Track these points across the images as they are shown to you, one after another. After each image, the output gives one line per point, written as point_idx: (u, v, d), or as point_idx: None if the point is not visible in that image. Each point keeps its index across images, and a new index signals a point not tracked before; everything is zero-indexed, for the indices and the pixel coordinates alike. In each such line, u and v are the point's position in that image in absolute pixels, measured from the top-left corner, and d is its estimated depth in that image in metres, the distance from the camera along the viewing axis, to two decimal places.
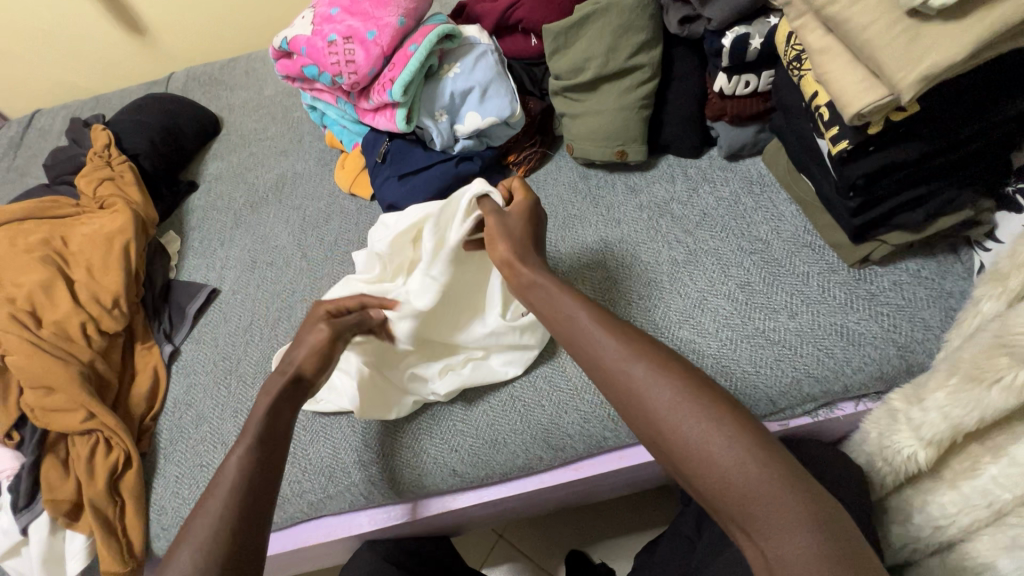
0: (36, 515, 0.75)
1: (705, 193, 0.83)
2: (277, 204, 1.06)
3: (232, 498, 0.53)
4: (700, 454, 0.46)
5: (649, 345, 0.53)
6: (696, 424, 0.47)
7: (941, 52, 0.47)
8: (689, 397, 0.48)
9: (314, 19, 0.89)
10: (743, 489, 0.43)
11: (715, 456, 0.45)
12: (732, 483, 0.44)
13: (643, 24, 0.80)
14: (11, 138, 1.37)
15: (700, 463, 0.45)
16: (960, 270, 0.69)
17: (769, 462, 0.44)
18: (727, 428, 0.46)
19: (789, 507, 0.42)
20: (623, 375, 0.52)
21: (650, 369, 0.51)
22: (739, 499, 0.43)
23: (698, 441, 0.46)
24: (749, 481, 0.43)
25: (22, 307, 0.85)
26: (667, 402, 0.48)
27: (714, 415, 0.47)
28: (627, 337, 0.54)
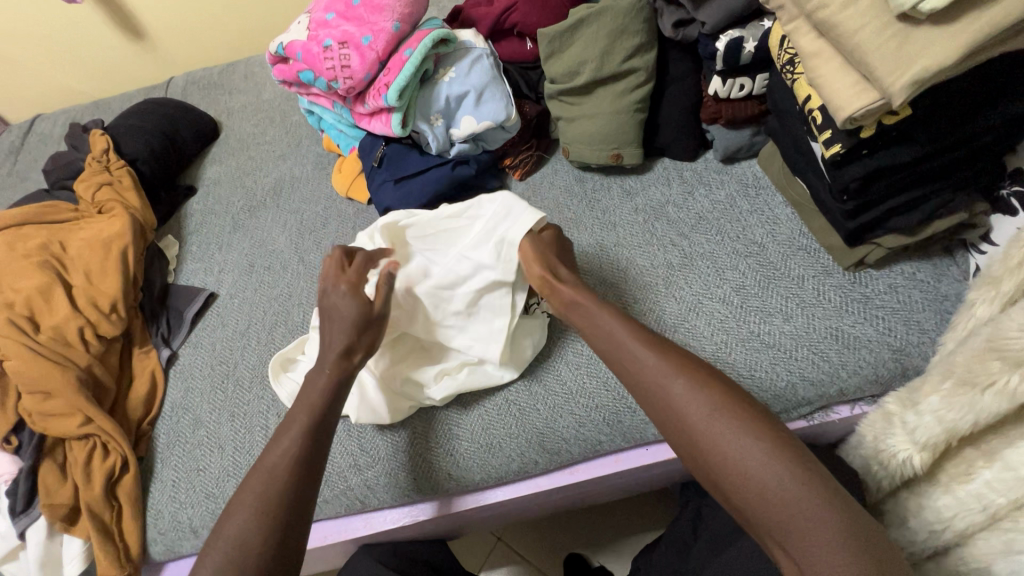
0: (33, 520, 0.75)
1: (700, 196, 0.83)
2: (275, 209, 1.06)
3: (271, 487, 0.57)
4: (739, 467, 0.48)
5: (687, 360, 0.56)
6: (735, 439, 0.49)
7: (931, 56, 0.47)
8: (725, 408, 0.51)
9: (310, 24, 0.90)
10: (779, 502, 0.46)
11: (755, 470, 0.47)
12: (770, 495, 0.46)
13: (637, 28, 0.80)
14: (11, 143, 1.37)
15: (738, 475, 0.48)
16: (955, 273, 0.68)
17: (805, 477, 0.46)
18: (765, 443, 0.48)
19: (824, 523, 0.44)
20: (659, 386, 0.55)
21: (689, 384, 0.53)
22: (777, 511, 0.46)
23: (737, 455, 0.48)
24: (786, 488, 0.46)
25: (20, 311, 0.85)
26: (705, 416, 0.51)
27: (750, 430, 0.49)
28: (665, 353, 0.57)
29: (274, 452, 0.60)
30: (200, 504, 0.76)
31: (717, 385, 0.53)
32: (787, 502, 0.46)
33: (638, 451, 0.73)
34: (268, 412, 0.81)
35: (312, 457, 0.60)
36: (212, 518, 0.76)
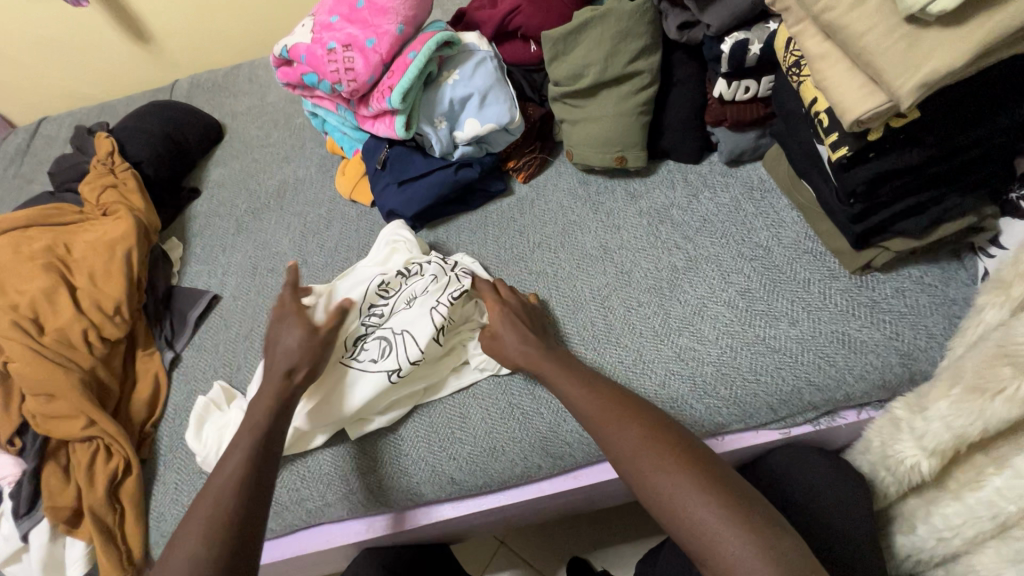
0: (37, 522, 0.75)
1: (705, 198, 0.83)
2: (279, 211, 1.07)
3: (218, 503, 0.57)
4: (667, 500, 0.52)
5: (620, 400, 0.61)
6: (660, 473, 0.53)
7: (939, 59, 0.46)
8: (650, 447, 0.55)
9: (314, 27, 0.90)
10: (700, 532, 0.50)
11: (678, 501, 0.51)
12: (693, 524, 0.50)
13: (642, 30, 0.80)
14: (18, 146, 1.38)
15: (665, 508, 0.52)
16: (963, 277, 0.68)
17: (726, 504, 0.50)
18: (687, 473, 0.53)
19: (742, 546, 0.48)
20: (599, 430, 0.59)
21: (621, 424, 0.58)
22: (699, 541, 0.50)
23: (662, 488, 0.53)
24: (709, 521, 0.50)
25: (25, 313, 0.85)
26: (634, 455, 0.56)
27: (676, 462, 0.54)
28: (601, 397, 0.61)
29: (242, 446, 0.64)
30: None
31: (647, 423, 0.58)
32: (705, 530, 0.49)
33: None
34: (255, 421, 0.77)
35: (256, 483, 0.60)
36: None
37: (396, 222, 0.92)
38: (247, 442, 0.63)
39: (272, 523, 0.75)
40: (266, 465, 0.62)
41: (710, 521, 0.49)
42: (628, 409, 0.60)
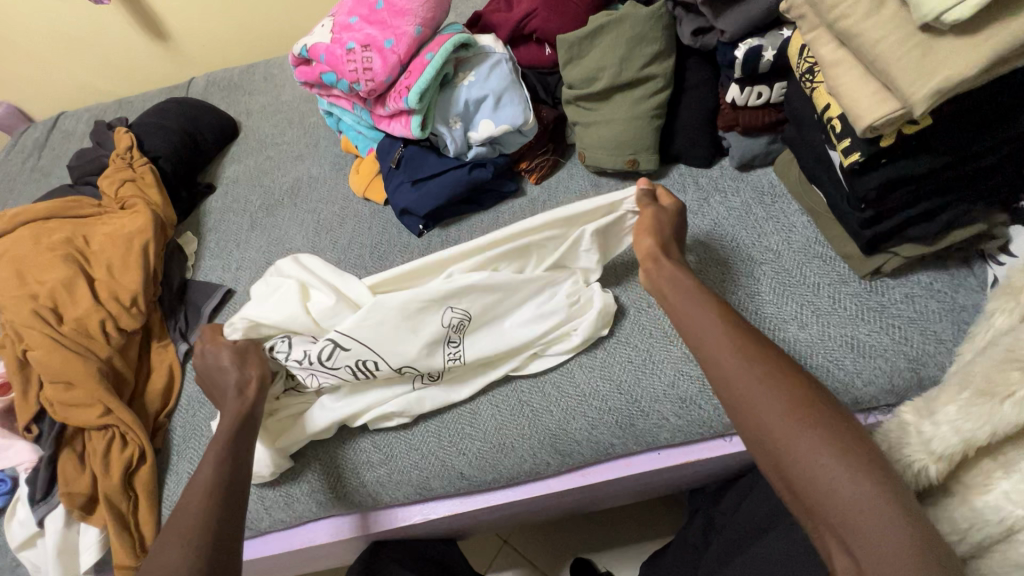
0: (52, 507, 0.77)
1: (715, 202, 0.84)
2: (292, 208, 1.08)
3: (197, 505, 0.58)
4: (815, 467, 0.47)
5: (761, 352, 0.55)
6: (808, 434, 0.48)
7: (953, 67, 0.47)
8: (799, 402, 0.51)
9: (333, 27, 0.91)
10: (849, 501, 0.45)
11: (827, 469, 0.46)
12: (839, 494, 0.45)
13: (656, 35, 0.81)
14: (36, 140, 1.40)
15: (807, 473, 0.47)
16: (972, 283, 0.68)
17: (875, 481, 0.46)
18: (835, 440, 0.48)
19: (895, 526, 0.43)
20: (738, 376, 0.54)
21: (766, 380, 0.53)
22: (841, 511, 0.45)
23: (810, 453, 0.47)
24: (862, 495, 0.45)
25: (44, 303, 0.87)
26: (780, 407, 0.50)
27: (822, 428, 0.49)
28: (745, 349, 0.55)
29: (208, 456, 0.63)
30: None
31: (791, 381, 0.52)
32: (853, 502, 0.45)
33: (651, 455, 0.73)
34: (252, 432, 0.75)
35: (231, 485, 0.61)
36: None
37: (408, 220, 0.94)
38: (215, 452, 0.63)
39: (283, 514, 0.76)
40: (237, 470, 0.62)
41: (861, 492, 0.45)
42: (778, 365, 0.54)
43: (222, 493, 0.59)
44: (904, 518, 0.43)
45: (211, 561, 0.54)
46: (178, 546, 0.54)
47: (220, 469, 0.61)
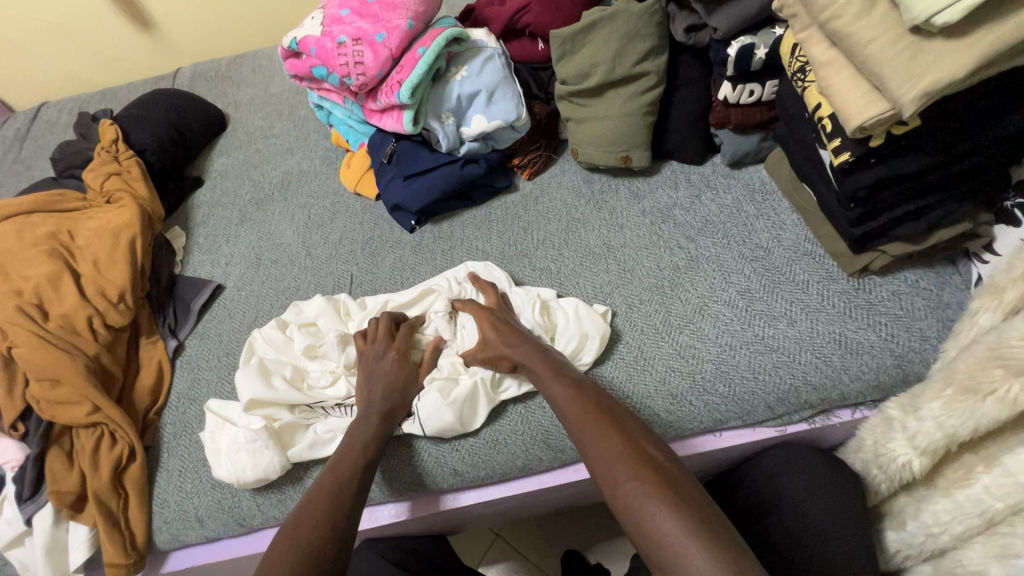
0: (40, 506, 0.75)
1: (707, 199, 0.84)
2: (283, 202, 1.07)
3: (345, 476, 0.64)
4: (632, 510, 0.53)
5: (601, 408, 0.62)
6: (627, 477, 0.55)
7: (942, 70, 0.48)
8: (622, 456, 0.57)
9: (323, 20, 0.90)
10: (661, 539, 0.50)
11: (642, 509, 0.52)
12: (653, 531, 0.51)
13: (650, 31, 0.81)
14: (18, 130, 1.37)
15: (619, 497, 0.55)
16: (958, 282, 0.70)
17: (680, 512, 0.51)
18: (650, 481, 0.54)
19: (693, 549, 0.48)
20: (579, 431, 0.61)
21: (600, 431, 0.59)
22: (657, 549, 0.50)
23: (627, 492, 0.54)
24: (667, 528, 0.50)
25: (29, 299, 0.85)
26: (609, 456, 0.57)
27: (643, 475, 0.54)
28: (587, 409, 0.62)
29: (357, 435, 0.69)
30: (206, 494, 0.77)
31: (618, 434, 0.59)
32: (647, 522, 0.51)
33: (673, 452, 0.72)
34: (240, 445, 0.73)
35: (359, 489, 0.64)
36: (219, 508, 0.77)
37: (401, 216, 0.93)
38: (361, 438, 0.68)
39: (275, 511, 0.76)
40: (365, 473, 0.65)
41: (666, 523, 0.50)
42: (614, 423, 0.60)
43: (353, 495, 0.63)
44: (702, 541, 0.48)
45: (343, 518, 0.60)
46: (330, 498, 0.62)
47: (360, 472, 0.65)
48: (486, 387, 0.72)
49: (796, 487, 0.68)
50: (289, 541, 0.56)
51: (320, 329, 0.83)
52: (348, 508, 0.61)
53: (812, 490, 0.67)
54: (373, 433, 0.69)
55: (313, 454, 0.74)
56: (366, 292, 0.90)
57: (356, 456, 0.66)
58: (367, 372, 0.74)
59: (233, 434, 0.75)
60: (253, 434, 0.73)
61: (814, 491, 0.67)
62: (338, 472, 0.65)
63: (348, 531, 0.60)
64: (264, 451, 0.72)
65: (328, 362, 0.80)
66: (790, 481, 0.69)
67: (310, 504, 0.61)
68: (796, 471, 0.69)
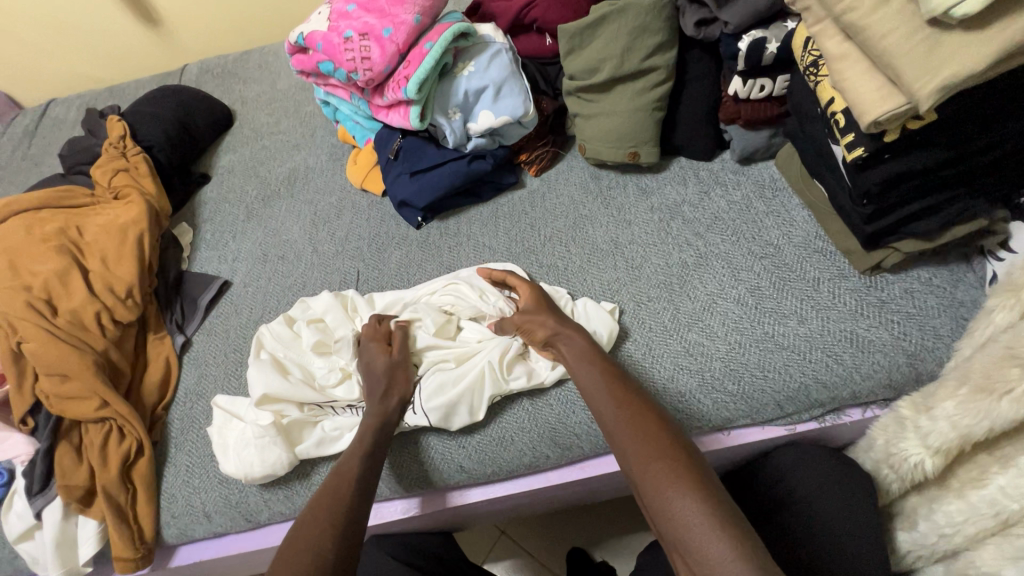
0: (49, 500, 0.76)
1: (716, 196, 0.83)
2: (289, 199, 1.07)
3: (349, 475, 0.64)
4: (657, 494, 0.52)
5: (630, 391, 0.61)
6: (654, 461, 0.54)
7: (961, 63, 0.47)
8: (650, 440, 0.56)
9: (330, 15, 0.90)
10: (684, 526, 0.50)
11: (666, 494, 0.52)
12: (677, 518, 0.50)
13: (659, 26, 0.80)
14: (26, 126, 1.38)
15: (644, 482, 0.54)
16: (971, 279, 0.69)
17: (706, 500, 0.50)
18: (677, 468, 0.53)
19: (718, 538, 0.48)
20: (607, 412, 0.61)
21: (629, 415, 0.59)
22: (680, 536, 0.50)
23: (653, 476, 0.53)
24: (692, 515, 0.49)
25: (38, 295, 0.86)
26: (635, 439, 0.57)
27: (670, 461, 0.54)
28: (617, 392, 0.61)
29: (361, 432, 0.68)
30: (214, 490, 0.78)
31: (648, 418, 0.58)
32: (672, 507, 0.51)
33: None
34: (247, 441, 0.74)
35: (364, 484, 0.63)
36: (226, 503, 0.77)
37: (407, 212, 0.93)
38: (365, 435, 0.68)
39: (282, 506, 0.76)
40: (371, 469, 0.65)
41: (691, 510, 0.50)
42: (643, 407, 0.59)
43: (359, 491, 0.62)
44: (727, 531, 0.48)
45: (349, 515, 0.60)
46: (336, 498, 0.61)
47: (364, 468, 0.64)
48: (496, 373, 0.71)
49: (805, 486, 0.68)
50: (294, 544, 0.57)
51: (328, 326, 0.82)
52: (349, 504, 0.61)
53: (825, 489, 0.66)
54: (375, 428, 0.68)
55: (320, 452, 0.74)
56: (373, 288, 0.90)
57: (356, 453, 0.66)
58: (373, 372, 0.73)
59: (241, 431, 0.75)
60: (261, 430, 0.73)
61: (824, 490, 0.66)
62: (343, 472, 0.64)
63: (352, 528, 0.59)
64: (272, 448, 0.73)
65: (335, 359, 0.79)
66: (800, 480, 0.69)
67: (315, 504, 0.61)
68: (810, 470, 0.69)
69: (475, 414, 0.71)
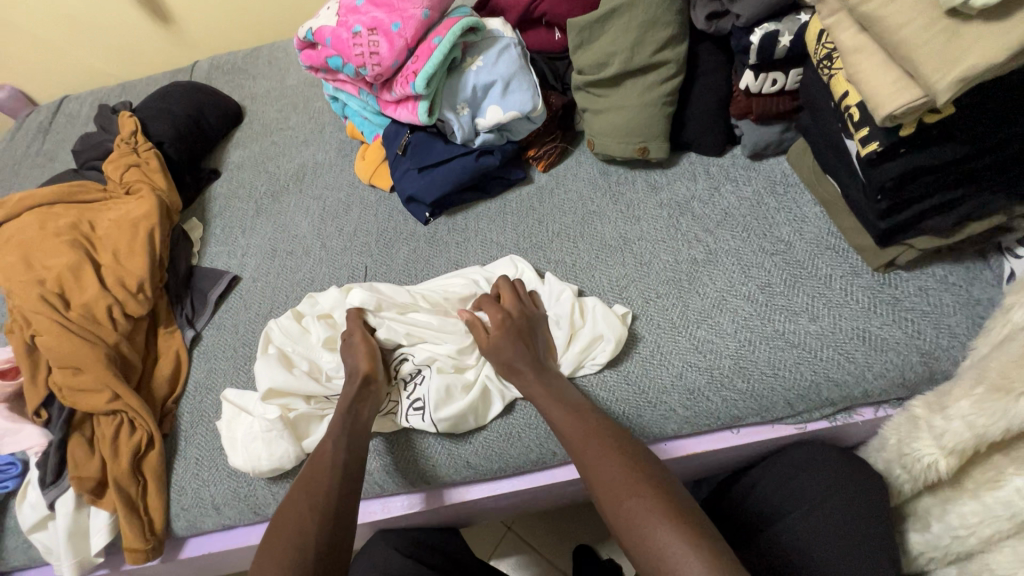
0: (63, 491, 0.77)
1: (727, 191, 0.82)
2: (298, 194, 1.07)
3: (322, 468, 0.64)
4: (634, 523, 0.52)
5: (598, 422, 0.62)
6: (629, 490, 0.54)
7: (980, 53, 0.45)
8: (624, 469, 0.56)
9: (339, 10, 0.90)
10: (662, 552, 0.49)
11: (642, 521, 0.52)
12: (655, 545, 0.50)
13: (669, 20, 0.79)
14: (41, 123, 1.40)
15: (620, 512, 0.54)
16: (988, 277, 0.67)
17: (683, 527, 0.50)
18: (652, 494, 0.53)
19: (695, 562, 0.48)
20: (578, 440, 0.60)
21: (600, 445, 0.59)
22: (658, 564, 0.49)
23: (629, 506, 0.53)
24: (667, 542, 0.50)
25: (51, 288, 0.87)
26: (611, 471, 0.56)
27: (645, 488, 0.54)
28: (583, 422, 0.61)
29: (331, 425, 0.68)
30: (223, 482, 0.78)
31: (613, 446, 0.58)
32: (650, 535, 0.51)
33: (674, 445, 0.71)
34: (255, 436, 0.74)
35: (346, 474, 0.63)
36: (235, 496, 0.78)
37: (415, 207, 0.93)
38: (336, 427, 0.67)
39: None
40: (355, 463, 0.65)
41: (668, 536, 0.50)
42: (613, 437, 0.60)
43: (338, 476, 0.63)
44: (705, 555, 0.48)
45: (333, 510, 0.60)
46: (315, 491, 0.61)
47: (338, 453, 0.65)
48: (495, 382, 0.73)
49: (817, 485, 0.67)
50: (275, 540, 0.57)
51: (337, 321, 0.82)
52: (336, 497, 0.61)
53: (833, 488, 0.66)
54: (344, 424, 0.68)
55: None
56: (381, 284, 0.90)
57: (330, 446, 0.65)
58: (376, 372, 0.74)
59: (248, 425, 0.75)
60: (268, 424, 0.73)
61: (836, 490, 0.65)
62: (316, 462, 0.65)
63: (341, 521, 0.60)
64: (279, 442, 0.73)
65: None
66: (811, 480, 0.67)
67: (293, 493, 0.62)
68: (817, 470, 0.68)
69: (481, 420, 0.72)
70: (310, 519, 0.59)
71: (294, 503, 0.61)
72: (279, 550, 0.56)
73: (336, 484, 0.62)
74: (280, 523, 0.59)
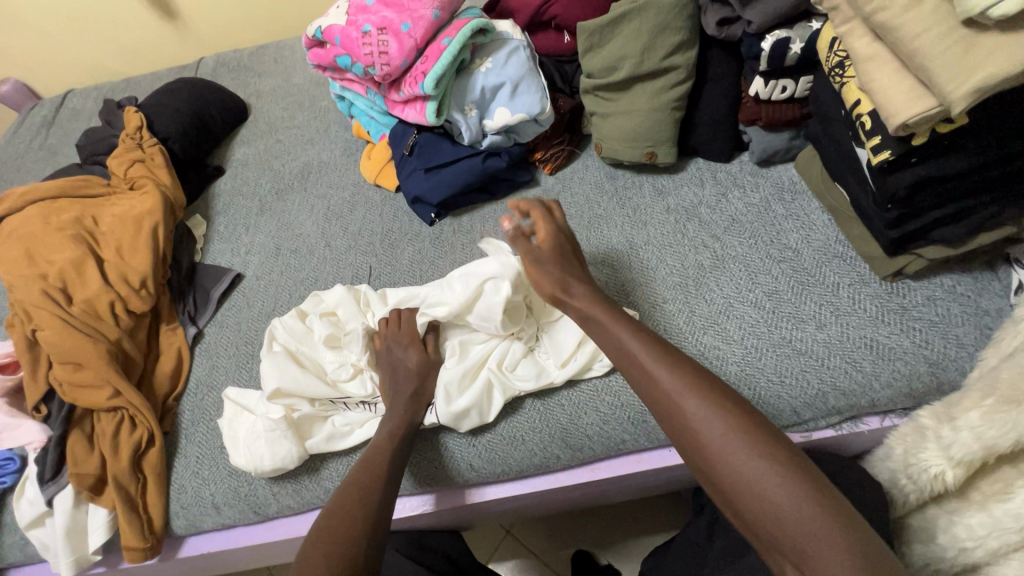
0: (61, 488, 0.76)
1: (734, 198, 0.82)
2: (302, 193, 1.07)
3: (367, 468, 0.64)
4: (754, 491, 0.48)
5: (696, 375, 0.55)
6: (745, 456, 0.49)
7: (998, 64, 0.45)
8: (735, 431, 0.50)
9: (348, 9, 0.90)
10: (791, 522, 0.46)
11: (765, 490, 0.47)
12: (780, 514, 0.46)
13: (680, 24, 0.79)
14: (44, 117, 1.39)
15: (733, 479, 0.49)
16: (996, 287, 0.67)
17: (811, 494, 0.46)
18: (772, 459, 0.48)
19: (826, 534, 0.44)
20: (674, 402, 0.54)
21: (702, 405, 0.52)
22: (785, 535, 0.46)
23: (749, 473, 0.48)
24: (796, 510, 0.46)
25: (53, 283, 0.86)
26: (717, 436, 0.50)
27: (764, 452, 0.49)
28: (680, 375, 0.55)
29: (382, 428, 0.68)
30: (223, 482, 0.78)
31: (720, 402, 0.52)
32: (774, 504, 0.47)
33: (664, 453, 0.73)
34: (257, 435, 0.73)
35: (387, 476, 0.63)
36: (235, 496, 0.77)
37: (421, 208, 0.92)
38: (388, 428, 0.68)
39: (290, 500, 0.76)
40: (395, 460, 0.65)
41: (795, 507, 0.46)
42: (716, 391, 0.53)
43: (381, 477, 0.62)
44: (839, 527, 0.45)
45: (376, 510, 0.60)
46: (357, 489, 0.61)
47: (386, 448, 0.65)
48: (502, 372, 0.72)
49: None
50: (321, 537, 0.57)
51: (340, 319, 0.81)
52: (379, 495, 0.61)
53: None
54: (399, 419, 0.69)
55: (325, 450, 0.74)
56: (386, 284, 0.89)
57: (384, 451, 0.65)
58: (393, 367, 0.75)
59: (250, 423, 0.75)
60: (272, 423, 0.73)
61: None
62: (372, 452, 0.66)
63: (380, 523, 0.59)
64: (282, 441, 0.73)
65: (347, 354, 0.79)
66: None
67: (341, 496, 0.61)
68: None
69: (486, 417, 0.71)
70: (353, 514, 0.58)
71: (336, 500, 0.61)
72: (318, 545, 0.56)
73: (383, 487, 0.62)
74: (325, 517, 0.59)
